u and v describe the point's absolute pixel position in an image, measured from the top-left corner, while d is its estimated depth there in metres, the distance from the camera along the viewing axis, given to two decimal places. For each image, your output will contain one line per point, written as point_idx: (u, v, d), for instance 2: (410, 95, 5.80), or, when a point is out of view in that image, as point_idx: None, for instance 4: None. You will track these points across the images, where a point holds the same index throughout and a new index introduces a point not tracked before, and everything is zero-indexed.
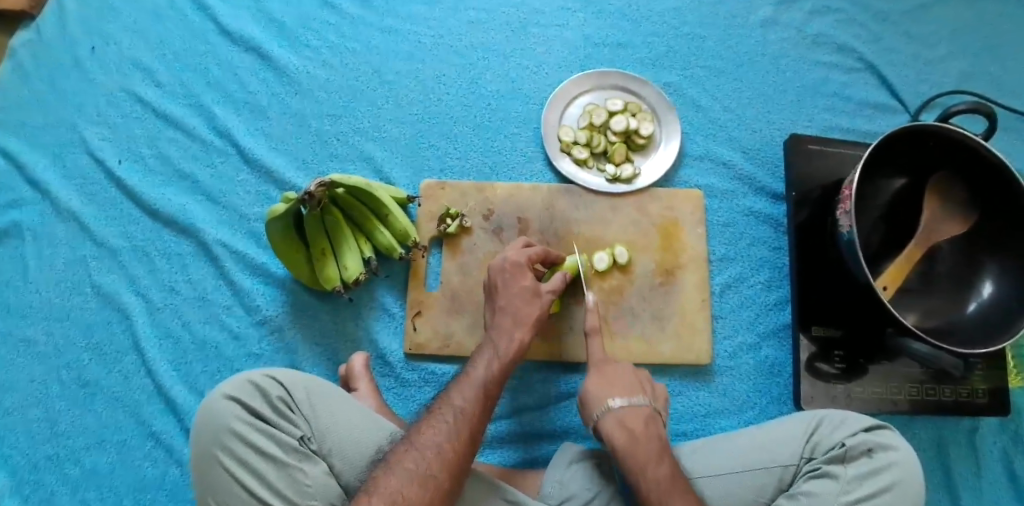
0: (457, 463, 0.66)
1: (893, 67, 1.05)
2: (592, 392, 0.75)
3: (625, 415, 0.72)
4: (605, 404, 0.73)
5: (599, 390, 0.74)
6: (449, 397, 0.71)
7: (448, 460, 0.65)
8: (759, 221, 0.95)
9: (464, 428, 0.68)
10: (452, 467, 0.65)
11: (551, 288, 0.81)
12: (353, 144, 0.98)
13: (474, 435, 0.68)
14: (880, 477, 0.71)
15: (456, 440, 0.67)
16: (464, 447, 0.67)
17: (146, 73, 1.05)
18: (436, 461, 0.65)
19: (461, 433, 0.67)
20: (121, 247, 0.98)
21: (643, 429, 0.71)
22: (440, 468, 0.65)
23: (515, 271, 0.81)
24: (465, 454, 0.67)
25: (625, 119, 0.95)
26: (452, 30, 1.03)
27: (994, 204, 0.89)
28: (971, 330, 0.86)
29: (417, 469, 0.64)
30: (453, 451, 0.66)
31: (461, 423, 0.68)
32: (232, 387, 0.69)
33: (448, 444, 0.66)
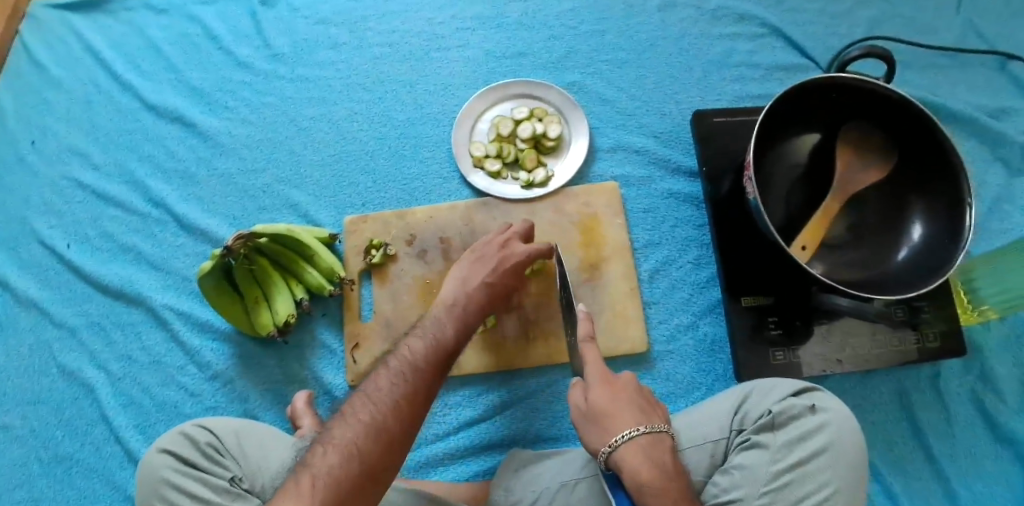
0: (396, 439, 0.59)
1: (797, 26, 1.05)
2: (607, 417, 0.68)
3: (648, 445, 0.66)
4: (620, 432, 0.67)
5: (613, 415, 0.68)
6: (390, 369, 0.64)
7: (388, 438, 0.58)
8: (679, 203, 0.96)
9: (407, 401, 0.61)
10: (390, 445, 0.58)
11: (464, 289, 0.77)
12: (279, 193, 1.02)
13: (418, 410, 0.61)
14: (811, 440, 0.69)
15: (396, 415, 0.60)
16: (406, 422, 0.60)
17: (85, 158, 1.10)
18: (370, 440, 0.58)
19: (403, 408, 0.60)
20: (79, 325, 1.02)
21: (670, 460, 0.66)
22: (376, 446, 0.57)
23: None
24: (406, 430, 0.60)
25: (531, 125, 0.96)
26: (359, 68, 1.07)
27: (909, 142, 0.86)
28: (904, 277, 0.84)
29: (351, 450, 0.57)
30: (392, 429, 0.59)
31: (402, 395, 0.61)
32: (166, 440, 0.74)
33: (386, 420, 0.59)
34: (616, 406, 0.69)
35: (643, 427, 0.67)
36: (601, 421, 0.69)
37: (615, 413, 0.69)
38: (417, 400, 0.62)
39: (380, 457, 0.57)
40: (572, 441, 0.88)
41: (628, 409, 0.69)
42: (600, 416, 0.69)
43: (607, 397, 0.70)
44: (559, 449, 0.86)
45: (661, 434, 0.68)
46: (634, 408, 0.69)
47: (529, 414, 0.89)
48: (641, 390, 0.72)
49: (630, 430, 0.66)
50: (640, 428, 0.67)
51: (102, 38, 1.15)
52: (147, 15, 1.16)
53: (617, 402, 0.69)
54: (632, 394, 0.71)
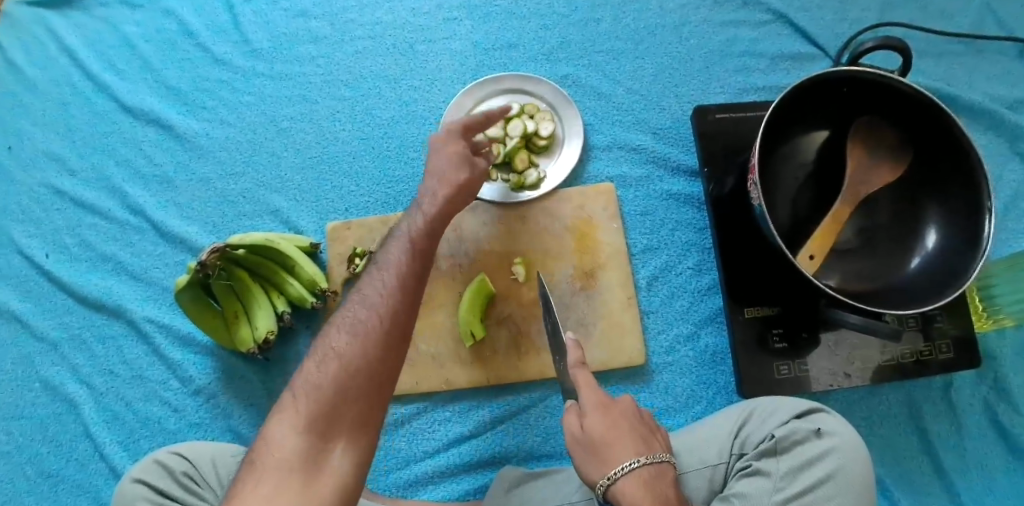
0: (378, 333, 0.58)
1: (806, 11, 0.98)
2: (608, 446, 0.62)
3: (650, 478, 0.61)
4: (620, 463, 0.61)
5: (613, 445, 0.62)
6: (369, 274, 0.64)
7: (370, 333, 0.58)
8: (680, 204, 0.91)
9: (386, 296, 0.60)
10: (373, 338, 0.58)
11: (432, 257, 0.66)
12: (259, 199, 0.97)
13: (401, 302, 0.60)
14: (814, 468, 0.66)
15: (375, 313, 0.59)
16: (387, 316, 0.59)
17: (61, 163, 1.06)
18: (351, 341, 0.58)
19: (382, 301, 0.60)
20: (59, 339, 0.99)
21: (674, 493, 0.61)
22: (359, 343, 0.58)
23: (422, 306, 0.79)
24: (389, 322, 0.59)
25: (522, 123, 0.89)
26: (340, 63, 1.01)
27: (925, 141, 0.80)
28: (917, 287, 0.79)
29: (335, 354, 0.57)
30: (373, 323, 0.59)
31: (377, 294, 0.61)
32: (140, 469, 0.72)
33: (364, 318, 0.59)
34: (616, 434, 0.63)
35: (644, 458, 0.62)
36: (600, 451, 0.62)
37: (614, 442, 0.63)
38: (395, 294, 0.61)
39: (365, 355, 0.57)
40: (565, 458, 0.85)
41: (628, 436, 0.63)
42: (598, 445, 0.62)
43: (605, 423, 0.63)
44: (552, 468, 0.82)
45: (664, 465, 0.63)
46: (636, 436, 0.64)
47: (522, 429, 0.86)
48: (642, 416, 0.66)
49: (627, 463, 0.61)
50: (639, 459, 0.62)
51: (75, 34, 1.10)
52: (121, 9, 1.10)
53: (616, 429, 0.63)
54: (633, 419, 0.65)
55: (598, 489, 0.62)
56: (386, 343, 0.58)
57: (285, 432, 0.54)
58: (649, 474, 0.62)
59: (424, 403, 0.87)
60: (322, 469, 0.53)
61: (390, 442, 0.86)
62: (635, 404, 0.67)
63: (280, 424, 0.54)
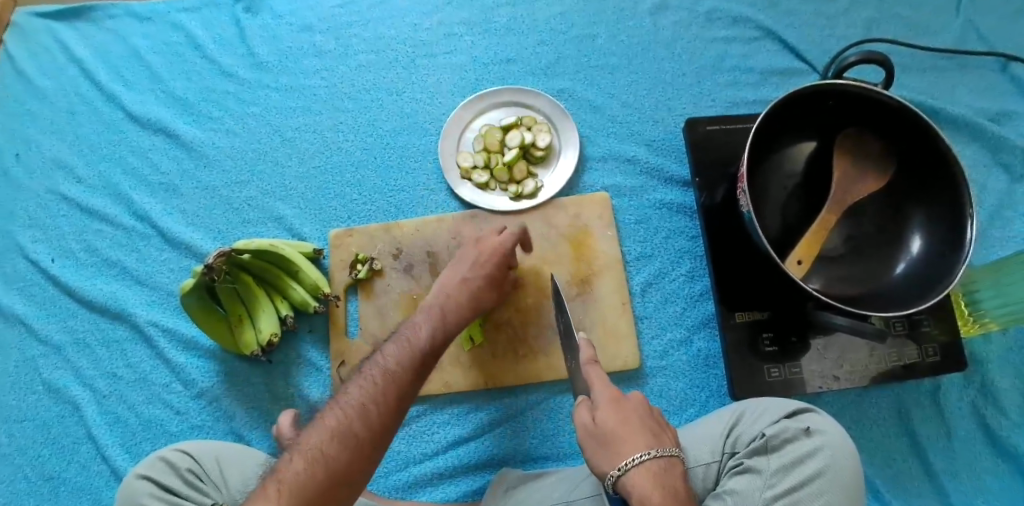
0: (368, 434, 0.61)
1: (793, 28, 1.02)
2: (619, 439, 0.65)
3: (660, 471, 0.63)
4: (629, 456, 0.64)
5: (624, 439, 0.65)
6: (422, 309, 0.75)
7: (356, 435, 0.61)
8: (673, 212, 0.93)
9: (382, 394, 0.64)
10: (358, 441, 0.61)
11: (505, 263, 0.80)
12: (264, 206, 1.00)
13: (396, 404, 0.64)
14: (806, 464, 0.67)
15: (368, 415, 0.62)
16: (381, 416, 0.63)
17: (68, 171, 1.08)
18: (334, 443, 0.60)
19: (379, 399, 0.63)
20: (64, 343, 1.01)
21: (683, 487, 0.63)
22: (343, 448, 0.60)
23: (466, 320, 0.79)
24: (382, 424, 0.62)
25: (519, 134, 0.94)
26: (344, 76, 1.05)
27: (908, 151, 0.84)
28: (903, 292, 0.82)
29: (319, 452, 0.59)
30: (364, 424, 0.61)
31: (373, 394, 0.64)
32: (146, 467, 0.74)
33: (353, 420, 0.62)
34: (628, 428, 0.66)
35: (655, 451, 0.64)
36: (610, 444, 0.65)
37: (626, 437, 0.65)
38: (391, 394, 0.64)
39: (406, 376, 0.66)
40: (562, 460, 0.86)
41: (638, 431, 0.66)
42: (610, 439, 0.65)
43: (614, 419, 0.66)
44: (549, 469, 0.84)
45: (672, 458, 0.65)
46: (643, 432, 0.66)
47: (519, 432, 0.87)
48: (652, 413, 0.69)
49: (639, 453, 0.63)
50: (650, 451, 0.64)
51: (85, 47, 1.13)
52: (131, 24, 1.13)
53: (627, 426, 0.66)
54: (640, 415, 0.68)
55: (607, 482, 0.64)
56: (373, 444, 0.61)
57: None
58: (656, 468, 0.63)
59: (423, 405, 0.89)
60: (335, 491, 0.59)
61: (390, 443, 0.88)
62: (645, 402, 0.69)
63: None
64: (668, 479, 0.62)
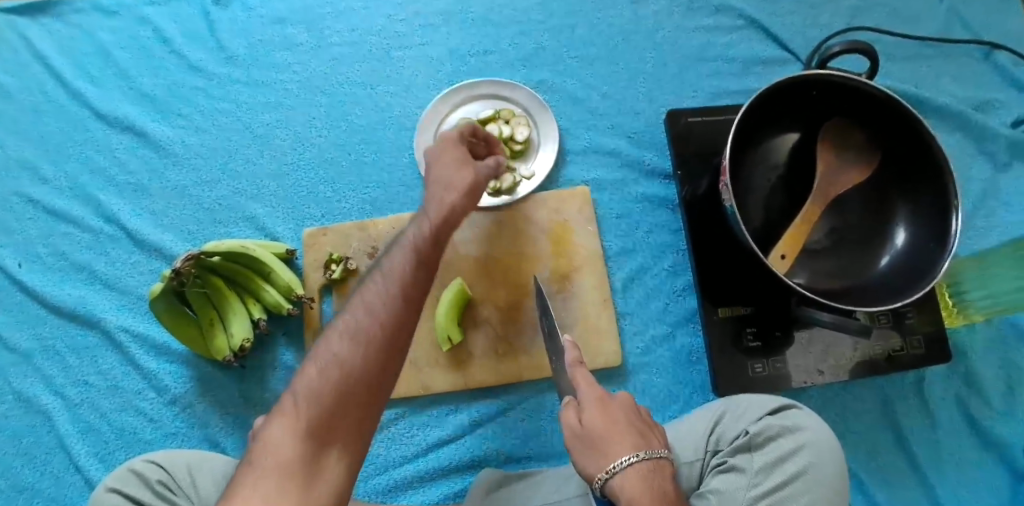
0: (373, 353, 0.57)
1: (775, 17, 1.00)
2: (607, 437, 0.63)
3: (649, 473, 0.61)
4: (617, 458, 0.62)
5: (609, 438, 0.63)
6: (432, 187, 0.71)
7: (346, 381, 0.55)
8: (655, 206, 0.92)
9: (381, 314, 0.58)
10: (367, 349, 0.57)
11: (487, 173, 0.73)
12: (236, 205, 0.97)
13: (386, 337, 0.58)
14: (790, 462, 0.67)
15: (371, 329, 0.58)
16: (381, 339, 0.58)
17: (33, 172, 1.05)
18: (341, 358, 0.56)
19: (364, 336, 0.57)
20: (32, 350, 0.98)
21: (671, 489, 0.61)
22: (361, 347, 0.57)
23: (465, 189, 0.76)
24: (383, 347, 0.57)
25: (497, 127, 0.91)
26: (317, 69, 1.02)
27: (892, 143, 0.83)
28: (888, 284, 0.80)
29: (326, 372, 0.56)
30: (351, 366, 0.56)
31: (375, 309, 0.59)
32: (116, 478, 0.72)
33: (337, 365, 0.56)
34: (614, 429, 0.63)
35: (644, 452, 0.62)
36: (599, 446, 0.62)
37: (612, 438, 0.63)
38: (390, 306, 0.59)
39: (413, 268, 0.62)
40: (546, 460, 0.85)
41: (625, 432, 0.63)
42: (594, 441, 0.63)
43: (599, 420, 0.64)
44: (532, 470, 0.83)
45: (661, 459, 0.63)
46: (630, 432, 0.64)
47: (501, 432, 0.86)
48: (638, 413, 0.67)
49: (627, 456, 0.61)
50: (639, 453, 0.62)
51: (48, 42, 1.09)
52: (95, 17, 1.09)
53: (614, 425, 0.63)
54: (627, 414, 0.66)
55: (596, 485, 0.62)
56: (383, 367, 0.57)
57: (287, 447, 0.52)
58: (643, 469, 0.61)
59: (402, 408, 0.87)
60: (318, 475, 0.52)
61: (368, 447, 0.86)
62: (631, 402, 0.67)
63: (276, 439, 0.53)
64: (656, 480, 0.61)
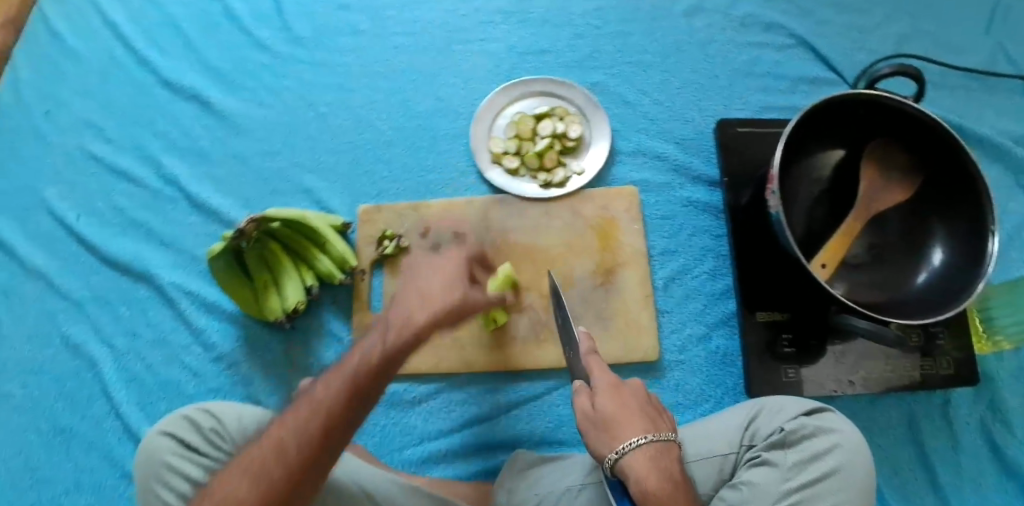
0: (324, 426, 0.59)
1: (826, 39, 1.03)
2: (618, 421, 0.65)
3: (657, 454, 0.64)
4: (628, 438, 0.64)
5: (621, 418, 0.66)
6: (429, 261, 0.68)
7: (271, 471, 0.58)
8: (699, 211, 0.95)
9: (340, 390, 0.60)
10: (323, 422, 0.59)
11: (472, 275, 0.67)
12: (293, 178, 1.01)
13: (318, 434, 0.59)
14: (823, 461, 0.69)
15: (329, 402, 0.60)
16: (333, 414, 0.60)
17: (97, 131, 1.09)
18: (304, 423, 0.59)
19: (299, 430, 0.59)
20: (85, 299, 1.01)
21: (677, 470, 0.64)
22: (320, 418, 0.59)
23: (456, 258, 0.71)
24: (335, 420, 0.59)
25: (552, 123, 0.95)
26: (379, 55, 1.06)
27: (935, 165, 0.86)
28: (924, 301, 0.83)
29: (286, 437, 0.59)
30: (281, 458, 0.59)
31: (340, 381, 0.61)
32: (168, 423, 0.74)
33: (269, 455, 0.59)
34: (625, 412, 0.66)
35: (653, 436, 0.65)
36: (609, 426, 0.65)
37: (623, 421, 0.66)
38: (349, 385, 0.60)
39: (384, 343, 0.62)
40: (578, 445, 0.87)
41: (636, 416, 0.66)
42: (607, 421, 0.65)
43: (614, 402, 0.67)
44: (564, 453, 0.85)
45: (670, 444, 0.66)
46: (641, 414, 0.67)
47: (537, 415, 0.88)
48: (650, 399, 0.69)
49: (638, 438, 0.64)
50: (649, 437, 0.65)
51: (123, 12, 1.14)
52: None
53: (625, 407, 0.66)
54: (639, 399, 0.69)
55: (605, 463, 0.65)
56: (331, 437, 0.59)
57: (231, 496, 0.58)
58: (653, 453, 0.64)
59: (441, 384, 0.90)
60: None
61: (406, 419, 0.89)
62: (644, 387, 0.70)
63: (234, 489, 0.59)
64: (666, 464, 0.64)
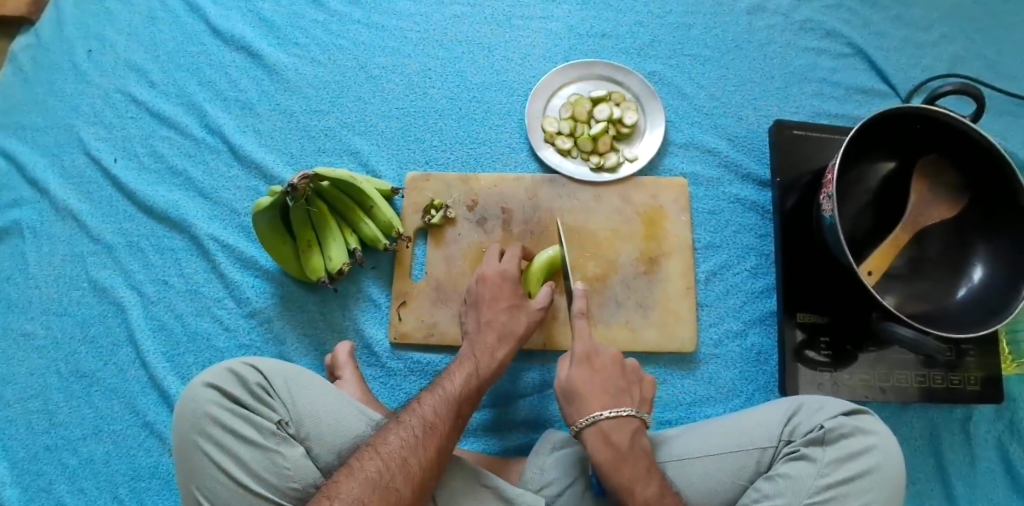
0: (427, 456, 0.66)
1: (882, 50, 1.04)
2: (581, 396, 0.72)
3: (612, 428, 0.70)
4: (591, 413, 0.71)
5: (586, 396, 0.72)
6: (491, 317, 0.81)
7: (401, 490, 0.63)
8: (746, 209, 0.95)
9: (440, 425, 0.69)
10: (424, 452, 0.66)
11: (537, 302, 0.83)
12: (341, 138, 1.00)
13: (439, 456, 0.67)
14: (860, 460, 0.68)
15: (426, 437, 0.67)
16: (434, 444, 0.67)
17: (141, 74, 1.07)
18: (404, 451, 0.66)
19: (426, 450, 0.66)
20: (116, 243, 0.99)
21: (629, 444, 0.69)
22: (420, 448, 0.66)
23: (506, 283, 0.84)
24: (435, 452, 0.67)
25: (608, 108, 0.95)
26: (437, 23, 1.05)
27: (983, 185, 0.86)
28: (962, 316, 0.84)
29: (385, 465, 0.64)
30: (407, 475, 0.64)
31: (433, 415, 0.70)
32: (212, 374, 0.69)
33: (396, 471, 0.64)
34: (591, 387, 0.73)
35: (609, 411, 0.71)
36: (576, 400, 0.72)
37: (588, 395, 0.72)
38: (446, 421, 0.70)
39: (465, 384, 0.74)
40: None
41: (599, 392, 0.72)
42: (573, 395, 0.73)
43: (583, 378, 0.73)
44: None
45: (630, 418, 0.71)
46: (606, 390, 0.73)
47: None
48: (621, 371, 0.75)
49: (596, 413, 0.70)
50: (608, 412, 0.71)
51: None
52: None
53: (591, 383, 0.73)
54: (610, 373, 0.74)
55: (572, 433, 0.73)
56: (430, 463, 0.66)
57: None
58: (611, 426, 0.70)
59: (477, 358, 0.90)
60: None
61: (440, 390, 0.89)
62: (618, 361, 0.75)
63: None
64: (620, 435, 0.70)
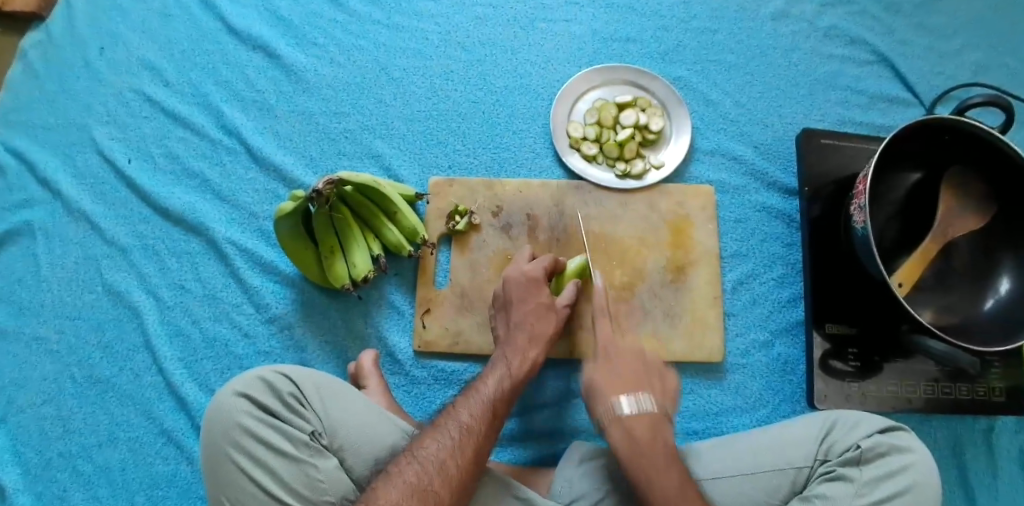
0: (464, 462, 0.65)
1: (907, 58, 1.03)
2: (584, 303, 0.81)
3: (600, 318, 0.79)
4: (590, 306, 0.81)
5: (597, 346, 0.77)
6: (524, 319, 0.80)
7: (440, 493, 0.62)
8: (772, 217, 0.95)
9: (476, 428, 0.68)
10: (462, 458, 0.65)
11: (564, 301, 0.82)
12: (362, 141, 0.99)
13: (476, 458, 0.66)
14: (898, 478, 0.67)
15: (463, 442, 0.66)
16: (472, 449, 0.66)
17: (155, 73, 1.05)
18: (443, 456, 0.65)
19: (463, 452, 0.66)
20: (131, 246, 0.97)
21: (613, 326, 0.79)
22: (457, 453, 0.65)
23: (533, 287, 0.82)
24: (473, 455, 0.66)
25: (634, 114, 0.95)
26: (460, 25, 1.03)
27: (1013, 197, 0.85)
28: (990, 329, 0.84)
29: (422, 470, 0.63)
30: (447, 478, 0.63)
31: (471, 420, 0.68)
32: (243, 384, 0.68)
33: (435, 474, 0.63)
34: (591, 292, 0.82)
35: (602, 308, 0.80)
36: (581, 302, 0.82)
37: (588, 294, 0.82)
38: (483, 425, 0.68)
39: (500, 387, 0.73)
40: None
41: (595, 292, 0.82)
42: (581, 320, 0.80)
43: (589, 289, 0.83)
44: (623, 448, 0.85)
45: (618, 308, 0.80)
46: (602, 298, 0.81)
47: None
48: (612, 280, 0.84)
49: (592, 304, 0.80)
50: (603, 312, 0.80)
51: None
52: None
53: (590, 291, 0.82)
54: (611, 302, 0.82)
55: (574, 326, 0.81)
56: (469, 468, 0.65)
57: None
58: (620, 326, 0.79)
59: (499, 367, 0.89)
60: None
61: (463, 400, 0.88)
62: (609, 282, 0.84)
63: None
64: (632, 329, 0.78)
